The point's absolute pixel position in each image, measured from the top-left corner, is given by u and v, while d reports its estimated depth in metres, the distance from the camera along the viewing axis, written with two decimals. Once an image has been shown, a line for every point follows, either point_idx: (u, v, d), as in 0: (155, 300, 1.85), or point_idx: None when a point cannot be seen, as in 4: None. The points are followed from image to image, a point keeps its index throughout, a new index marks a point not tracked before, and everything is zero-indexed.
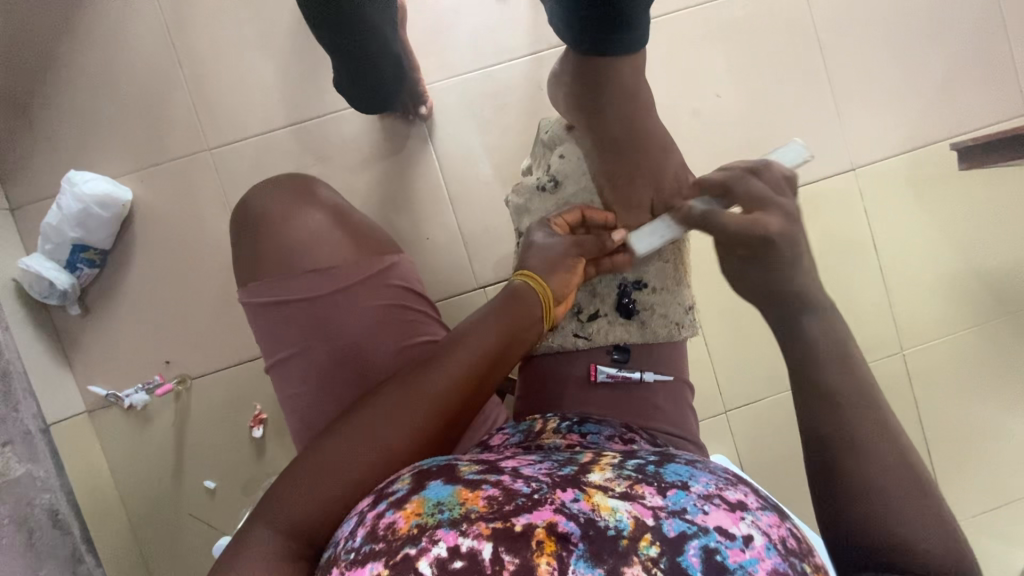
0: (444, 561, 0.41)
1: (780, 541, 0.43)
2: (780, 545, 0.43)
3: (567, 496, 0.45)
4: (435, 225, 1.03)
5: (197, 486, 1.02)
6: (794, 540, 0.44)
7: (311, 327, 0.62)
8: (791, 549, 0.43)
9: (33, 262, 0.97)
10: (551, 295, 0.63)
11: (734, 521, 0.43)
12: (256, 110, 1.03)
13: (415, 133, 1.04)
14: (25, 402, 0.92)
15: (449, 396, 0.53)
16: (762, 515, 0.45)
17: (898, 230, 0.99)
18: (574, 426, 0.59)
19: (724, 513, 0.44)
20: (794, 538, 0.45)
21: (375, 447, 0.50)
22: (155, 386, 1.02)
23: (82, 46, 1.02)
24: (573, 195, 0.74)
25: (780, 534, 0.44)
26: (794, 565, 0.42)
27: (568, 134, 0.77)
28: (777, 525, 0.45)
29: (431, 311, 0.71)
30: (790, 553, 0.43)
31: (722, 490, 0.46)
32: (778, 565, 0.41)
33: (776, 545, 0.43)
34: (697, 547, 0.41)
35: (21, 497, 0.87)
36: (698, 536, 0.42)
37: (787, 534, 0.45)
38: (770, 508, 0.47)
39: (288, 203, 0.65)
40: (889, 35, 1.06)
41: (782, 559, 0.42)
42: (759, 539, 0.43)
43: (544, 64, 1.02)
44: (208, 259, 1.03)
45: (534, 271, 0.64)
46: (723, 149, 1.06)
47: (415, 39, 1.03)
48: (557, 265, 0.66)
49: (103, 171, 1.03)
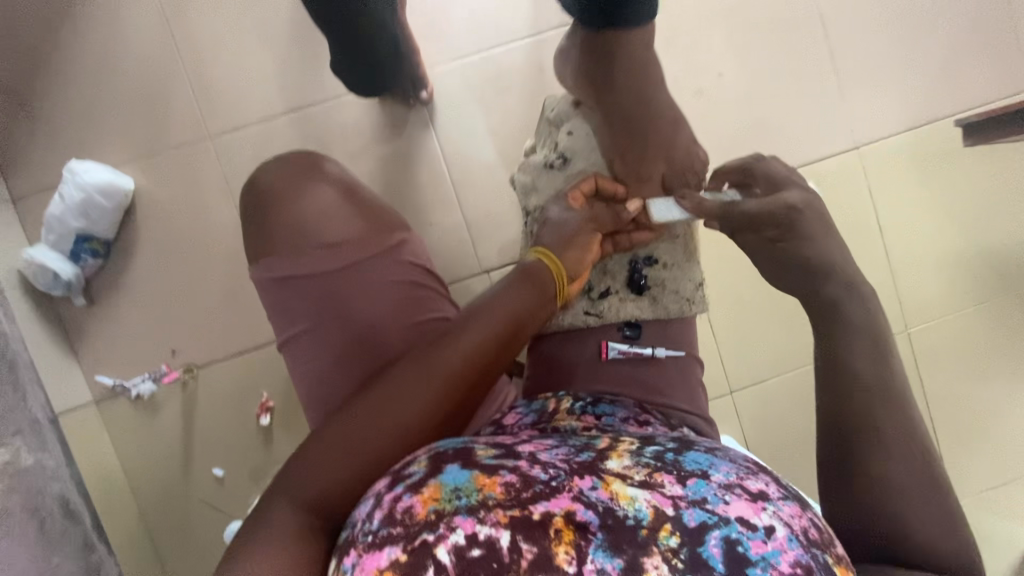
0: (462, 549, 0.41)
1: (802, 531, 0.43)
2: (803, 536, 0.43)
3: (586, 483, 0.45)
4: (439, 210, 1.03)
5: (206, 473, 1.03)
6: (815, 531, 0.44)
7: (320, 304, 0.62)
8: (813, 540, 0.43)
9: (37, 253, 0.97)
10: (565, 273, 0.63)
11: (756, 511, 0.43)
12: (256, 96, 1.02)
13: (416, 118, 1.03)
14: (32, 392, 0.89)
15: (460, 371, 0.53)
16: (784, 505, 0.45)
17: (903, 210, 0.99)
18: (587, 408, 0.59)
19: (745, 503, 0.44)
20: (816, 528, 0.44)
21: (385, 424, 0.51)
22: (162, 375, 1.02)
23: (79, 33, 1.01)
24: (583, 170, 0.73)
25: (802, 524, 0.44)
26: (815, 557, 0.42)
27: (575, 110, 0.75)
28: (799, 515, 0.44)
29: (441, 288, 0.70)
30: (812, 545, 0.42)
31: (743, 479, 0.46)
32: (801, 558, 0.41)
33: (798, 536, 0.43)
34: (718, 538, 0.41)
35: (31, 486, 0.83)
36: (719, 526, 0.42)
37: (809, 524, 0.44)
38: (791, 498, 0.46)
39: (295, 181, 0.64)
40: (893, 9, 1.05)
41: (806, 551, 0.42)
42: (781, 530, 0.42)
43: (547, 43, 1.01)
44: (211, 247, 1.03)
45: (549, 249, 0.64)
46: (726, 128, 1.05)
47: (415, 21, 1.01)
48: (571, 240, 0.66)
49: (104, 160, 1.02)
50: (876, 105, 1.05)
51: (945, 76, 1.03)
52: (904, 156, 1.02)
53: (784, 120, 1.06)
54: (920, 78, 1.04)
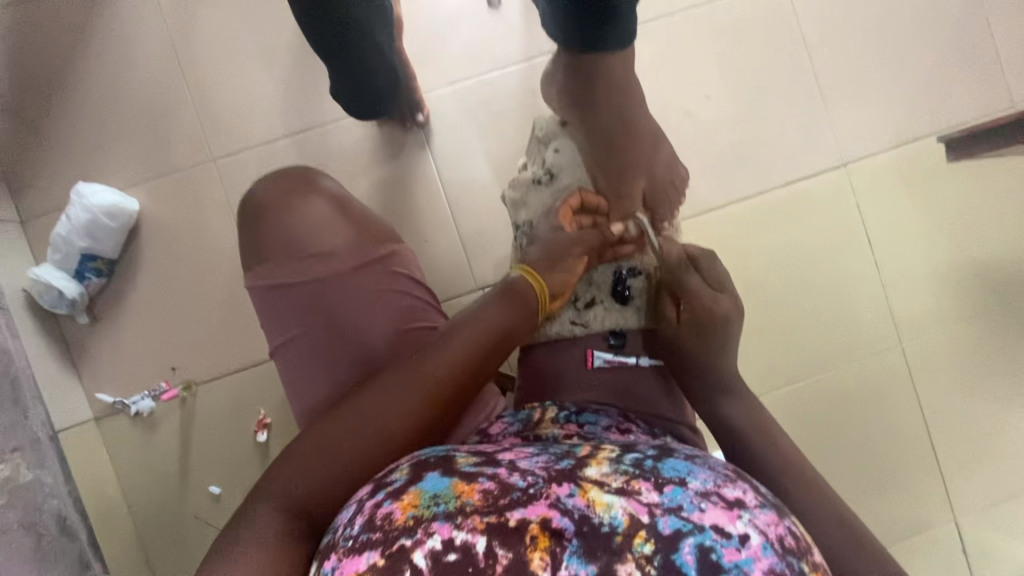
0: (438, 553, 0.42)
1: (777, 540, 0.43)
2: (778, 544, 0.43)
3: (563, 491, 0.45)
4: (435, 229, 1.06)
5: (203, 491, 1.03)
6: (792, 538, 0.44)
7: (313, 312, 0.64)
8: (789, 548, 0.43)
9: (43, 272, 0.99)
10: (548, 292, 0.65)
11: (731, 519, 0.43)
12: (259, 122, 1.06)
13: (413, 140, 1.06)
14: (34, 409, 0.91)
15: (447, 379, 0.55)
16: (760, 512, 0.45)
17: (896, 222, 1.03)
18: (571, 416, 0.60)
19: (721, 511, 0.44)
20: (793, 536, 0.44)
21: (373, 428, 0.52)
22: (161, 393, 1.04)
23: (93, 65, 1.05)
24: (569, 185, 0.76)
25: (778, 533, 0.44)
26: (790, 565, 0.42)
27: (561, 129, 0.79)
28: (775, 523, 0.44)
29: (431, 300, 0.72)
30: (787, 553, 0.43)
31: (721, 487, 0.46)
32: (774, 565, 0.41)
33: (773, 545, 0.43)
34: (692, 545, 0.42)
35: (30, 502, 0.84)
36: (694, 533, 0.42)
37: (785, 531, 0.44)
38: (768, 505, 0.46)
39: (291, 193, 0.67)
40: (874, 32, 1.08)
41: (780, 559, 0.42)
42: (756, 538, 0.42)
43: (538, 69, 1.05)
44: (212, 266, 1.05)
45: (533, 268, 0.66)
46: (715, 148, 1.07)
47: (413, 50, 1.06)
48: (559, 262, 0.68)
49: (112, 183, 1.06)
50: (863, 124, 1.07)
51: (928, 98, 1.07)
52: (891, 172, 1.05)
53: (772, 138, 1.07)
54: (903, 99, 1.07)
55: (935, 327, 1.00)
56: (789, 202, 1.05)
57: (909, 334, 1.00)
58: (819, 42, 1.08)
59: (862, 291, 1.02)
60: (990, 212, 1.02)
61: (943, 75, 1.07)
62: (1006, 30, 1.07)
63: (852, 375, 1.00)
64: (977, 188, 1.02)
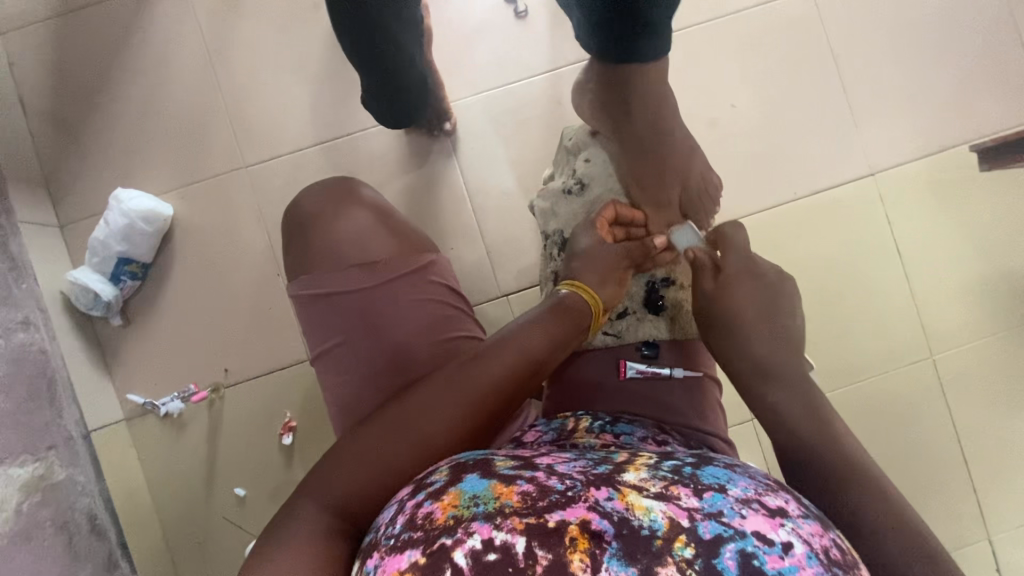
0: (478, 552, 0.41)
1: (823, 551, 0.42)
2: (823, 555, 0.42)
3: (602, 494, 0.45)
4: (460, 236, 1.06)
5: (229, 493, 1.04)
6: (838, 551, 0.43)
7: (355, 319, 0.65)
8: (835, 559, 0.42)
9: (81, 274, 1.02)
10: (602, 306, 0.66)
11: (774, 527, 0.43)
12: (289, 130, 1.08)
13: (439, 148, 1.08)
14: (68, 409, 0.93)
15: (494, 389, 0.55)
16: (803, 522, 0.44)
17: (926, 233, 1.01)
18: (606, 426, 0.60)
19: (763, 518, 0.43)
20: (838, 548, 0.44)
21: (421, 434, 0.52)
22: (190, 395, 1.05)
23: (130, 75, 1.09)
24: (600, 196, 0.77)
25: (823, 543, 0.43)
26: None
27: (591, 139, 0.80)
28: (820, 534, 0.44)
29: (467, 309, 0.72)
30: (834, 564, 0.42)
31: (762, 495, 0.46)
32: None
33: (818, 555, 0.42)
34: (733, 550, 0.41)
35: (64, 501, 0.86)
36: (735, 539, 0.42)
37: (831, 544, 0.44)
38: (812, 516, 0.46)
39: (334, 204, 0.68)
40: (902, 41, 1.07)
41: (826, 569, 0.41)
42: (800, 547, 0.42)
43: (564, 79, 1.06)
44: (242, 271, 1.07)
45: (584, 282, 0.67)
46: (741, 157, 1.06)
47: (441, 60, 1.08)
48: (608, 277, 0.69)
49: (147, 189, 1.08)
50: (892, 133, 1.06)
51: (959, 107, 1.05)
52: (922, 181, 1.03)
53: (799, 148, 1.06)
54: (933, 109, 1.05)
55: (964, 341, 0.98)
56: (818, 212, 1.04)
57: (941, 347, 0.98)
58: (846, 51, 1.07)
59: (894, 302, 1.00)
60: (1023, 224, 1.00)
61: (974, 85, 1.05)
62: None
63: (884, 388, 0.98)
64: (1009, 199, 1.01)
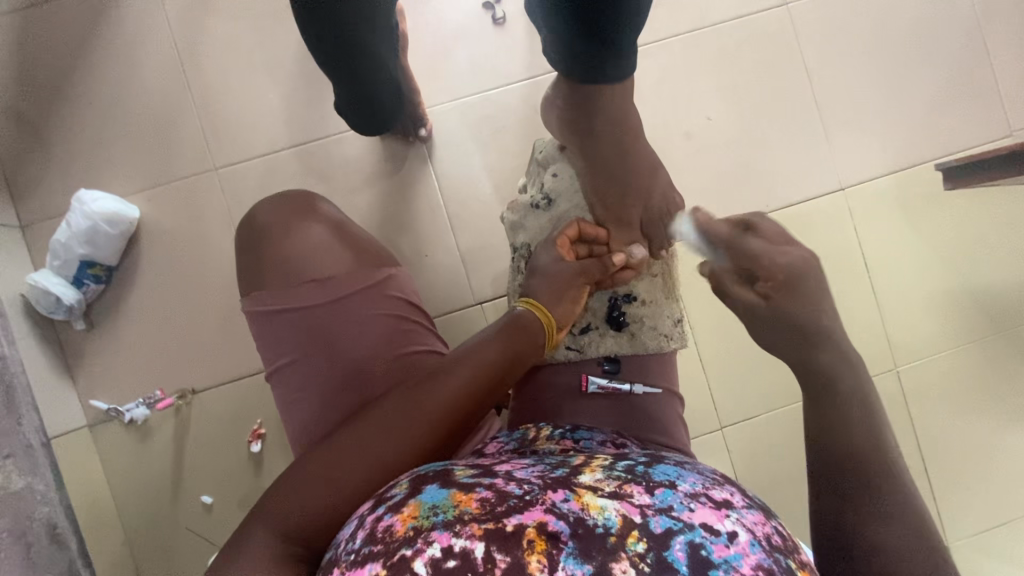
0: (438, 561, 0.41)
1: (765, 537, 0.44)
2: (765, 541, 0.43)
3: (558, 496, 0.45)
4: (435, 243, 1.06)
5: (195, 501, 1.03)
6: (778, 537, 0.45)
7: (310, 336, 0.64)
8: (776, 545, 0.44)
9: (41, 277, 0.99)
10: (553, 322, 0.67)
11: (719, 517, 0.44)
12: (262, 133, 1.06)
13: (415, 154, 1.07)
14: (28, 416, 0.91)
15: (446, 407, 0.55)
16: (747, 512, 0.46)
17: (892, 247, 1.04)
18: (566, 433, 0.61)
19: (710, 510, 0.45)
20: (779, 535, 0.45)
21: (371, 453, 0.52)
22: (156, 401, 1.03)
23: (97, 74, 1.06)
24: (565, 213, 0.79)
25: (765, 531, 0.45)
26: (778, 560, 0.42)
27: (559, 154, 0.81)
28: (762, 522, 0.45)
29: (426, 322, 0.72)
30: (774, 549, 0.43)
31: (709, 489, 0.47)
32: (763, 561, 0.42)
33: (760, 541, 0.43)
34: (682, 542, 0.42)
35: (20, 510, 0.84)
36: (684, 531, 0.43)
37: (772, 531, 0.45)
38: (755, 507, 0.47)
39: (290, 219, 0.67)
40: (873, 59, 1.09)
41: (767, 555, 0.42)
42: (743, 535, 0.43)
43: (542, 87, 1.07)
44: (211, 275, 1.05)
45: (537, 300, 0.68)
46: (715, 170, 1.07)
47: (417, 66, 1.07)
48: (562, 294, 0.70)
49: (113, 190, 1.06)
50: (862, 149, 1.08)
51: (926, 124, 1.08)
52: (889, 196, 1.06)
53: (772, 162, 1.08)
54: (901, 127, 1.08)
55: (929, 352, 1.01)
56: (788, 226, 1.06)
57: (904, 359, 1.01)
58: (820, 67, 1.09)
59: (861, 315, 1.03)
60: (989, 239, 1.02)
61: (942, 103, 1.08)
62: (1004, 60, 1.08)
63: None
64: (975, 215, 1.03)
